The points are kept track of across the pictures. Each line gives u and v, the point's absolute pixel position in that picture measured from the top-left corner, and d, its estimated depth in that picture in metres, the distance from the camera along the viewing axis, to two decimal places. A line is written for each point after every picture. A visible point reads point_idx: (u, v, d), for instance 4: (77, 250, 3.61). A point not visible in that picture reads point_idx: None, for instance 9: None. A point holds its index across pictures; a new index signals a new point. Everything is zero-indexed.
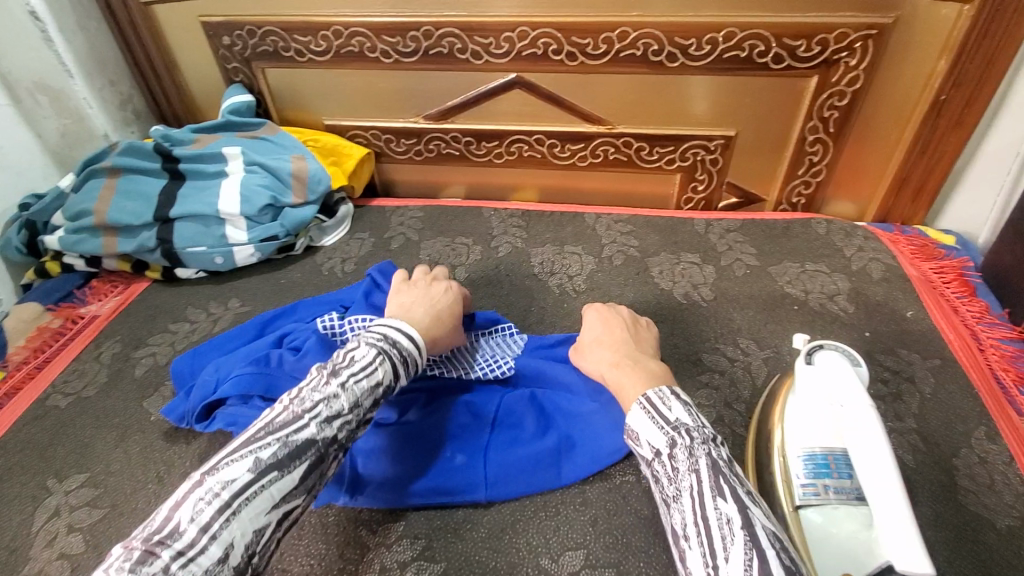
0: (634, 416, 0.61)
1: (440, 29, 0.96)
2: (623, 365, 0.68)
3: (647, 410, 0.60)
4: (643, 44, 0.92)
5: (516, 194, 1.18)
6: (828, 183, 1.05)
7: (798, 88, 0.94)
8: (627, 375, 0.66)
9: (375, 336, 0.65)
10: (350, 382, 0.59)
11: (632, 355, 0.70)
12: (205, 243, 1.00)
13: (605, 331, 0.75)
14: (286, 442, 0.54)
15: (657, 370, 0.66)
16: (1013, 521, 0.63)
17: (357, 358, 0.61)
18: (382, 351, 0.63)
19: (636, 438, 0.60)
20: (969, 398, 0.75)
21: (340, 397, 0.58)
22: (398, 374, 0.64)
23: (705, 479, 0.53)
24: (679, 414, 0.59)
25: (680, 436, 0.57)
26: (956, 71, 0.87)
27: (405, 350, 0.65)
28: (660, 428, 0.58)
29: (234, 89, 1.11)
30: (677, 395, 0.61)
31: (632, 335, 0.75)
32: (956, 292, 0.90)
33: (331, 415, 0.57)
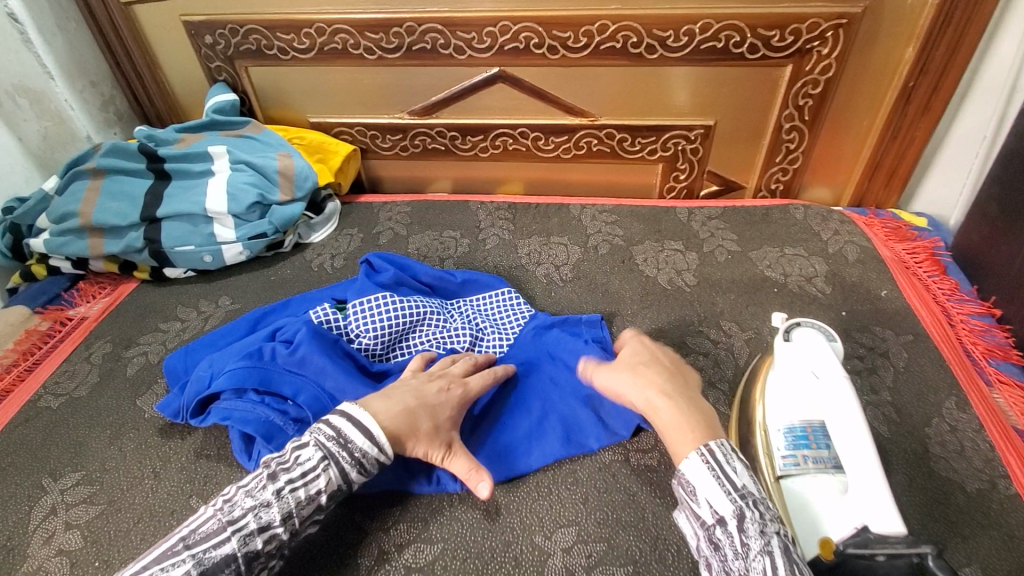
0: (689, 465, 0.58)
1: (423, 24, 0.97)
2: (673, 402, 0.64)
3: (709, 464, 0.57)
4: (622, 36, 0.94)
5: (502, 187, 1.20)
6: (805, 169, 1.08)
7: (773, 77, 0.97)
8: (681, 417, 0.62)
9: (327, 433, 0.62)
10: (287, 489, 0.58)
11: (680, 390, 0.67)
12: (193, 242, 1.00)
13: (650, 360, 0.71)
14: (200, 559, 0.53)
15: (707, 415, 0.63)
16: (982, 485, 0.66)
17: (299, 462, 0.60)
18: (328, 456, 0.60)
19: (693, 492, 0.57)
20: (941, 370, 0.78)
21: (271, 506, 0.57)
22: (349, 477, 0.61)
23: (779, 562, 0.50)
24: (745, 481, 0.56)
25: (748, 507, 0.54)
26: (923, 59, 0.90)
27: (359, 452, 0.61)
28: (727, 493, 0.55)
29: (218, 88, 1.11)
30: (738, 453, 0.59)
31: (682, 373, 0.70)
32: (927, 271, 0.93)
33: (258, 527, 0.56)
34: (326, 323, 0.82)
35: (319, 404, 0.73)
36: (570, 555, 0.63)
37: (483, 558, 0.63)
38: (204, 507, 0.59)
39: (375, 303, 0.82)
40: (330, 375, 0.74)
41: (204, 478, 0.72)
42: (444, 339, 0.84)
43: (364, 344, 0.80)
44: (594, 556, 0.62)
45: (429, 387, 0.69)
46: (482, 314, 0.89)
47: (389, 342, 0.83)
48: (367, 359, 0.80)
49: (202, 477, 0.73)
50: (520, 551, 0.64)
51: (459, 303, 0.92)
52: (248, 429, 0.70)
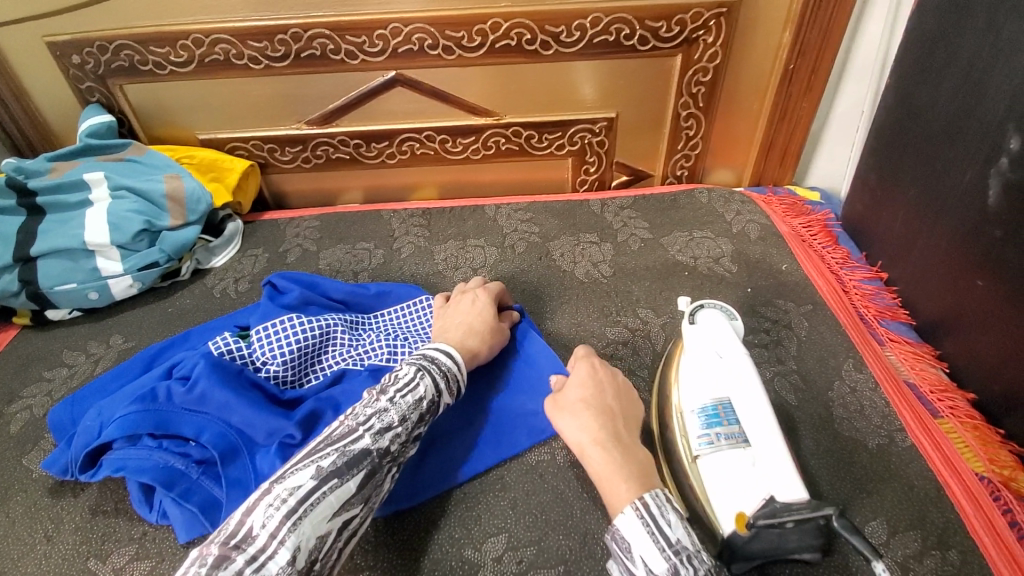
0: (625, 521, 0.55)
1: (309, 30, 0.92)
2: (610, 445, 0.62)
3: (648, 522, 0.54)
4: (516, 33, 0.94)
5: (415, 193, 1.17)
6: (706, 153, 1.11)
7: (666, 67, 0.99)
8: (616, 466, 0.60)
9: (416, 354, 0.67)
10: (398, 396, 0.61)
11: (618, 431, 0.64)
12: (75, 280, 0.91)
13: (593, 392, 0.68)
14: (344, 452, 0.56)
15: (643, 462, 0.61)
16: (882, 440, 0.71)
17: (401, 375, 0.64)
18: (423, 366, 0.65)
19: (626, 548, 0.54)
20: (839, 334, 0.83)
21: (390, 410, 0.60)
22: (441, 390, 0.66)
23: None
24: (679, 536, 0.54)
25: (683, 564, 0.52)
26: (799, 42, 0.95)
27: (446, 367, 0.67)
28: (662, 550, 0.52)
29: (91, 109, 1.01)
30: (674, 503, 0.57)
31: (624, 405, 0.68)
32: (822, 243, 0.98)
33: (383, 427, 0.59)
34: (227, 354, 0.75)
35: (226, 441, 0.68)
36: (501, 564, 0.62)
37: None
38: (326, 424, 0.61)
39: (281, 326, 0.77)
40: (235, 409, 0.69)
41: (103, 537, 0.66)
42: (359, 356, 0.81)
43: (272, 371, 0.76)
44: (526, 562, 0.62)
45: (464, 304, 0.81)
46: (400, 326, 0.87)
47: (300, 367, 0.78)
48: (277, 387, 0.76)
49: (101, 536, 0.66)
50: (449, 567, 0.62)
51: (374, 316, 0.89)
52: (145, 478, 0.65)
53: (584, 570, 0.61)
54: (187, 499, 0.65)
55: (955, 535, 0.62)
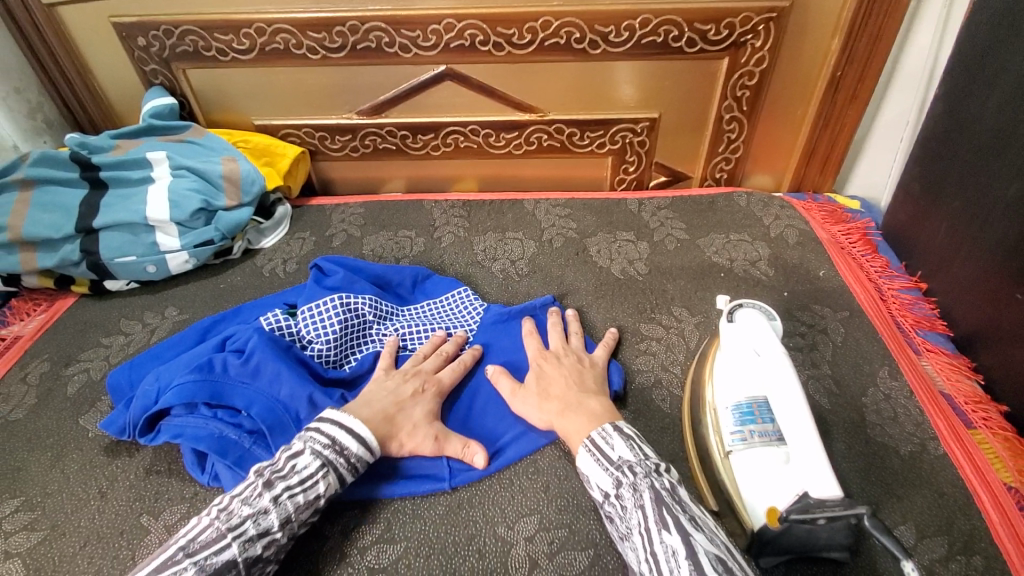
0: (581, 460, 0.62)
1: (366, 23, 0.96)
2: (565, 409, 0.69)
3: (592, 452, 0.62)
4: (566, 33, 0.96)
5: (455, 185, 1.20)
6: (746, 158, 1.12)
7: (712, 70, 1.00)
8: (570, 421, 0.67)
9: (324, 439, 0.61)
10: (285, 496, 0.57)
11: (568, 395, 0.71)
12: (134, 252, 0.96)
13: (541, 372, 0.75)
14: (203, 567, 0.50)
15: (597, 410, 0.67)
16: (914, 447, 0.71)
17: (299, 468, 0.59)
18: (328, 462, 0.60)
19: (585, 479, 0.62)
20: (874, 342, 0.83)
21: (270, 513, 0.56)
22: (343, 482, 0.62)
23: (650, 513, 0.53)
24: (621, 452, 0.60)
25: (623, 474, 0.58)
26: (848, 49, 0.95)
27: (355, 457, 0.62)
28: (605, 469, 0.60)
29: (154, 92, 1.07)
30: (621, 431, 0.63)
31: (575, 378, 0.74)
32: (860, 251, 0.98)
33: (257, 534, 0.55)
34: (278, 329, 0.80)
35: (273, 415, 0.71)
36: (532, 543, 0.64)
37: (446, 553, 0.63)
38: (193, 515, 0.56)
39: (325, 306, 0.81)
40: (285, 383, 0.72)
41: (155, 495, 0.70)
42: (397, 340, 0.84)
43: (317, 349, 0.79)
44: (556, 543, 0.64)
45: (404, 387, 0.72)
46: (441, 314, 0.89)
47: (342, 347, 0.81)
48: (321, 365, 0.79)
49: (153, 493, 0.71)
50: (483, 543, 0.64)
51: (415, 304, 0.92)
52: (201, 445, 0.68)
53: (611, 552, 0.63)
54: (239, 466, 0.68)
55: (982, 542, 0.63)
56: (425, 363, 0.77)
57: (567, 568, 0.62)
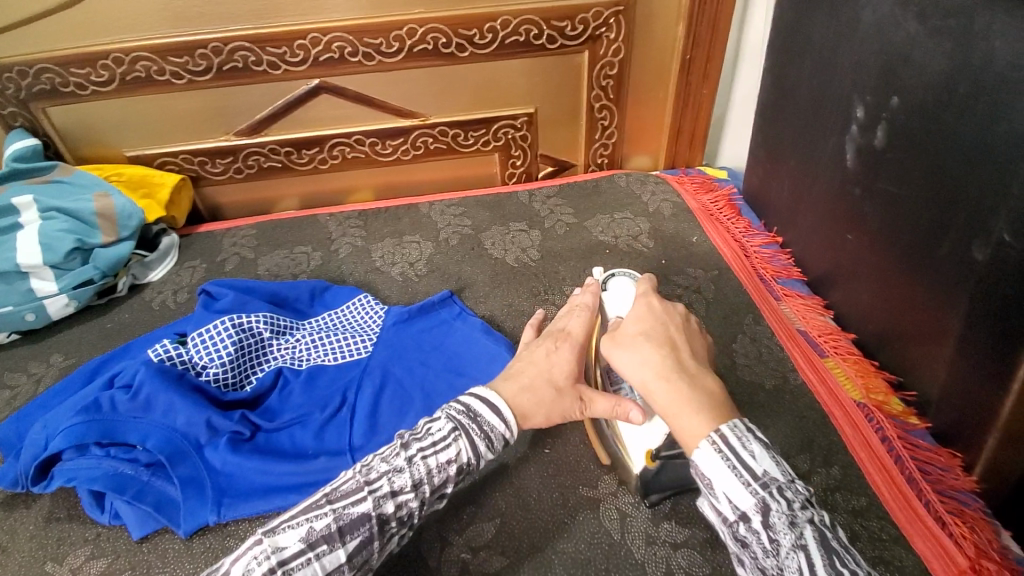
0: (702, 455, 0.53)
1: (229, 43, 0.95)
2: (674, 377, 0.59)
3: (722, 454, 0.52)
4: (432, 38, 0.99)
5: (350, 197, 1.21)
6: (623, 142, 1.20)
7: (575, 63, 1.07)
8: (684, 397, 0.57)
9: (457, 407, 0.60)
10: (419, 456, 0.56)
11: (681, 363, 0.61)
12: (10, 302, 0.92)
13: (651, 324, 0.66)
14: (340, 515, 0.53)
15: (713, 392, 0.58)
16: (776, 381, 0.80)
17: (433, 432, 0.58)
18: (460, 426, 0.58)
19: (706, 482, 0.53)
20: (741, 294, 0.92)
21: (404, 472, 0.55)
22: (478, 452, 0.58)
23: (816, 557, 0.48)
24: (767, 467, 0.51)
25: (772, 498, 0.50)
26: (692, 34, 1.05)
27: (489, 426, 0.59)
28: (746, 485, 0.51)
29: (15, 134, 1.00)
30: (755, 432, 0.54)
31: (685, 343, 0.64)
32: (726, 215, 1.07)
33: (390, 491, 0.55)
34: (168, 359, 0.78)
35: (171, 444, 0.70)
36: (443, 521, 0.67)
37: None
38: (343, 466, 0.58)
39: (216, 330, 0.80)
40: (179, 410, 0.72)
41: (57, 542, 0.68)
42: (297, 354, 0.85)
43: (213, 374, 0.78)
44: (465, 518, 0.68)
45: (538, 352, 0.69)
46: (341, 324, 0.90)
47: (240, 368, 0.81)
48: (218, 389, 0.78)
49: (55, 540, 0.68)
50: None
51: (316, 317, 0.93)
52: (96, 486, 0.67)
53: (518, 518, 0.68)
54: (141, 500, 0.68)
55: (836, 453, 0.72)
56: (554, 326, 0.74)
57: (477, 540, 0.66)
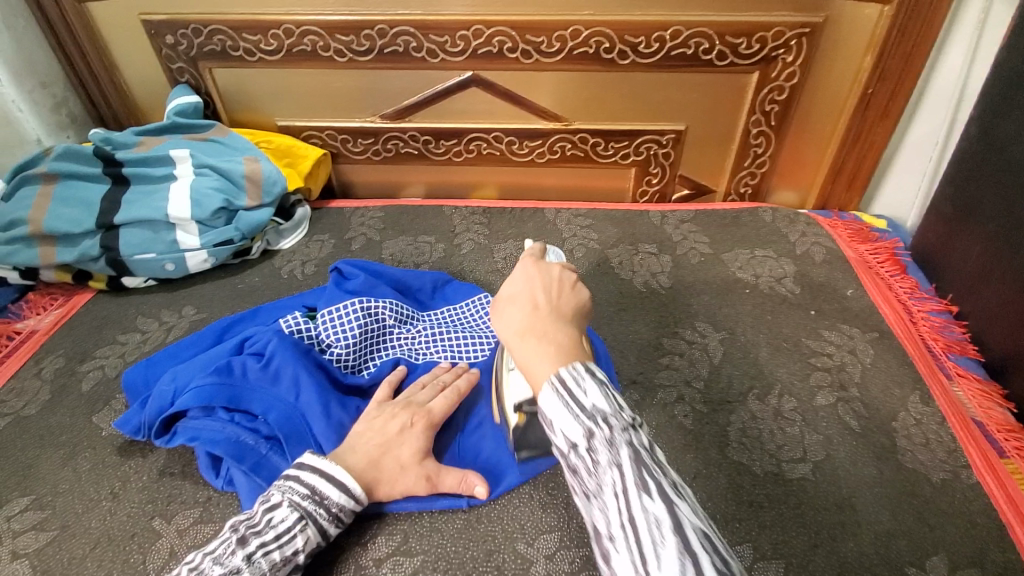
0: (542, 397, 0.46)
1: (395, 27, 0.95)
2: (531, 333, 0.51)
3: (560, 392, 0.45)
4: (595, 42, 0.95)
5: (476, 192, 1.19)
6: (772, 173, 1.11)
7: (741, 84, 0.99)
8: (539, 350, 0.49)
9: (301, 490, 0.57)
10: (260, 553, 0.53)
11: (545, 317, 0.53)
12: (154, 250, 0.95)
13: (524, 284, 0.57)
14: None
15: (572, 346, 0.50)
16: (947, 475, 0.68)
17: (275, 522, 0.55)
18: (306, 515, 0.56)
19: (548, 425, 0.46)
20: (905, 365, 0.81)
21: (243, 572, 0.52)
22: (324, 534, 0.58)
23: (629, 476, 0.40)
24: (595, 400, 0.44)
25: (597, 426, 0.43)
26: (881, 67, 0.94)
27: (336, 507, 0.58)
28: (574, 415, 0.44)
29: (180, 90, 1.06)
30: (597, 371, 0.46)
31: (556, 299, 0.56)
32: (889, 271, 0.96)
33: None
34: (297, 332, 0.78)
35: (291, 422, 0.69)
36: (553, 562, 0.61)
37: (464, 568, 0.61)
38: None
39: (346, 310, 0.80)
40: (303, 388, 0.71)
41: (168, 498, 0.69)
42: (415, 347, 0.82)
43: (336, 353, 0.77)
44: (577, 562, 0.61)
45: (390, 424, 0.65)
46: (461, 322, 0.87)
47: (361, 352, 0.79)
48: (339, 370, 0.77)
49: (167, 496, 0.69)
50: (502, 559, 0.61)
51: (435, 311, 0.90)
52: (217, 449, 0.67)
53: None
54: (257, 472, 0.66)
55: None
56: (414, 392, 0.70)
57: None
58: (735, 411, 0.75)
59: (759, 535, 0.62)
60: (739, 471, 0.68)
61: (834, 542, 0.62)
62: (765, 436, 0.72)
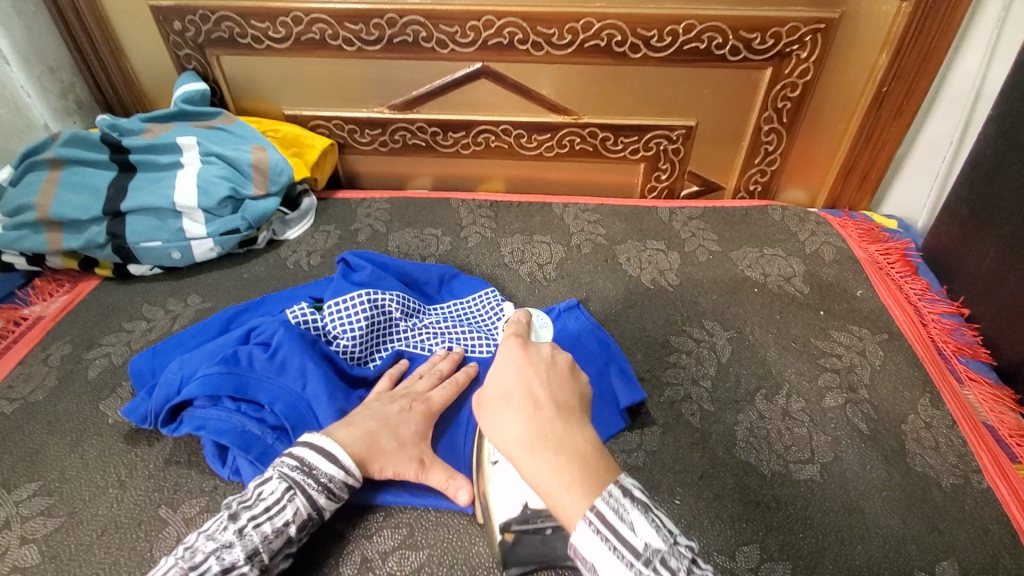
0: (578, 536, 0.46)
1: (405, 16, 0.94)
2: (541, 447, 0.49)
3: (606, 538, 0.45)
4: (607, 35, 0.94)
5: (483, 185, 1.18)
6: (783, 171, 1.10)
7: (754, 79, 0.98)
8: (557, 468, 0.48)
9: (289, 462, 0.58)
10: (249, 526, 0.54)
11: (551, 421, 0.51)
12: (161, 238, 0.95)
13: (516, 381, 0.54)
14: None
15: (588, 452, 0.49)
16: (956, 479, 0.68)
17: (263, 496, 0.56)
18: (293, 485, 0.56)
19: (584, 562, 0.46)
20: (915, 368, 0.80)
21: (233, 547, 0.52)
22: (318, 505, 0.58)
23: None
24: (648, 538, 0.45)
25: (655, 573, 0.44)
26: (896, 65, 0.93)
27: (327, 477, 0.58)
28: (628, 564, 0.44)
29: (187, 77, 1.06)
30: (635, 494, 0.47)
31: (557, 392, 0.53)
32: (900, 272, 0.95)
33: (220, 570, 0.51)
34: (303, 323, 0.78)
35: (297, 413, 0.69)
36: (559, 558, 0.61)
37: (470, 563, 0.61)
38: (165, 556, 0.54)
39: (353, 302, 0.79)
40: (310, 379, 0.70)
41: (174, 486, 0.69)
42: (421, 340, 0.82)
43: (342, 345, 0.77)
44: None
45: (390, 408, 0.66)
46: (467, 317, 0.87)
47: (367, 344, 0.79)
48: (345, 361, 0.77)
49: (173, 485, 0.69)
50: None
51: (440, 304, 0.90)
52: (224, 440, 0.67)
53: None
54: (263, 463, 0.66)
55: None
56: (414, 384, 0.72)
57: None
58: (742, 411, 0.74)
59: (766, 536, 0.62)
60: (746, 472, 0.68)
61: (841, 544, 0.62)
62: (773, 437, 0.72)
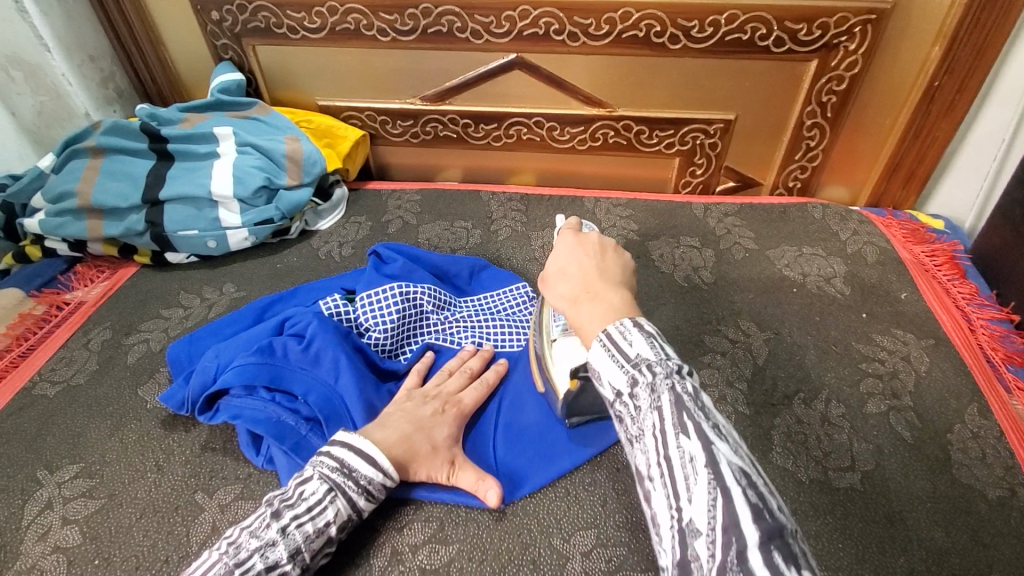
0: (592, 353, 0.49)
1: (440, 6, 0.94)
2: (581, 300, 0.53)
3: (607, 345, 0.48)
4: (645, 25, 0.91)
5: (513, 177, 1.17)
6: (823, 167, 1.06)
7: (798, 72, 0.95)
8: (592, 311, 0.52)
9: (330, 463, 0.58)
10: (293, 526, 0.54)
11: (596, 286, 0.54)
12: (197, 227, 0.97)
13: (574, 261, 0.58)
14: None
15: (623, 305, 0.52)
16: (1004, 493, 0.65)
17: (306, 496, 0.56)
18: (334, 487, 0.57)
19: (597, 376, 0.49)
20: (962, 375, 0.77)
21: (277, 545, 0.53)
22: (357, 506, 0.58)
23: (668, 417, 0.42)
24: (641, 351, 0.46)
25: (641, 375, 0.45)
26: (950, 57, 0.88)
27: (366, 479, 0.58)
28: (620, 367, 0.46)
29: (224, 67, 1.07)
30: (644, 326, 0.48)
31: (603, 266, 0.57)
32: (947, 275, 0.92)
33: (264, 568, 0.52)
34: (336, 315, 0.78)
35: (330, 405, 0.69)
36: (589, 559, 0.60)
37: (499, 561, 0.61)
38: (203, 551, 0.54)
39: (385, 294, 0.79)
40: (343, 372, 0.71)
41: (210, 473, 0.70)
42: (451, 333, 0.82)
43: (374, 338, 0.77)
44: (614, 561, 0.60)
45: (423, 408, 0.67)
46: (496, 312, 0.86)
47: (399, 337, 0.79)
48: (377, 354, 0.77)
49: (208, 471, 0.70)
50: (537, 553, 0.61)
51: (470, 298, 0.90)
52: (259, 429, 0.67)
53: None
54: (297, 453, 0.66)
55: None
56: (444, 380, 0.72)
57: None
58: (779, 414, 0.73)
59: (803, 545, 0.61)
60: (783, 477, 0.66)
61: (883, 556, 0.60)
62: (811, 442, 0.70)
